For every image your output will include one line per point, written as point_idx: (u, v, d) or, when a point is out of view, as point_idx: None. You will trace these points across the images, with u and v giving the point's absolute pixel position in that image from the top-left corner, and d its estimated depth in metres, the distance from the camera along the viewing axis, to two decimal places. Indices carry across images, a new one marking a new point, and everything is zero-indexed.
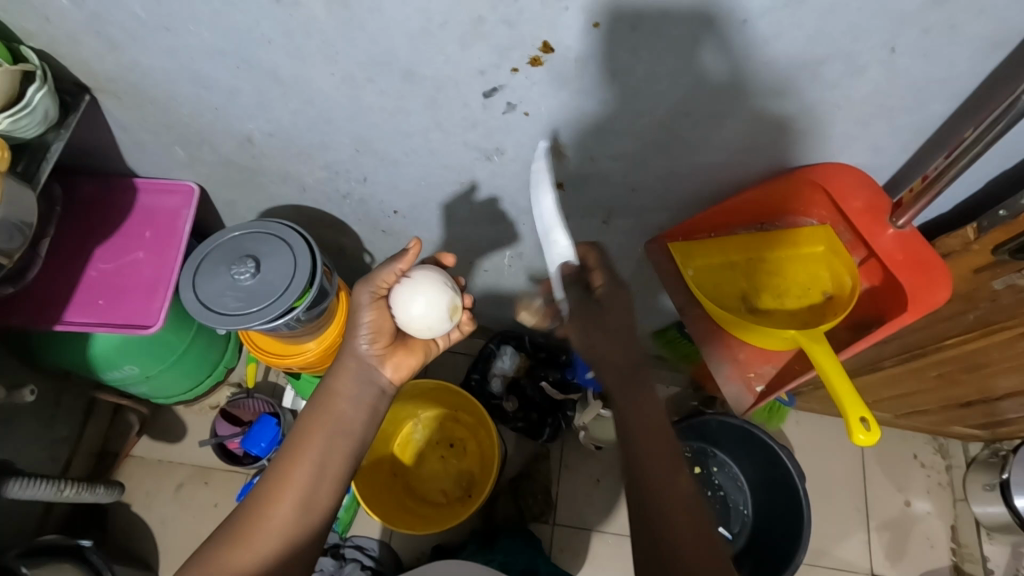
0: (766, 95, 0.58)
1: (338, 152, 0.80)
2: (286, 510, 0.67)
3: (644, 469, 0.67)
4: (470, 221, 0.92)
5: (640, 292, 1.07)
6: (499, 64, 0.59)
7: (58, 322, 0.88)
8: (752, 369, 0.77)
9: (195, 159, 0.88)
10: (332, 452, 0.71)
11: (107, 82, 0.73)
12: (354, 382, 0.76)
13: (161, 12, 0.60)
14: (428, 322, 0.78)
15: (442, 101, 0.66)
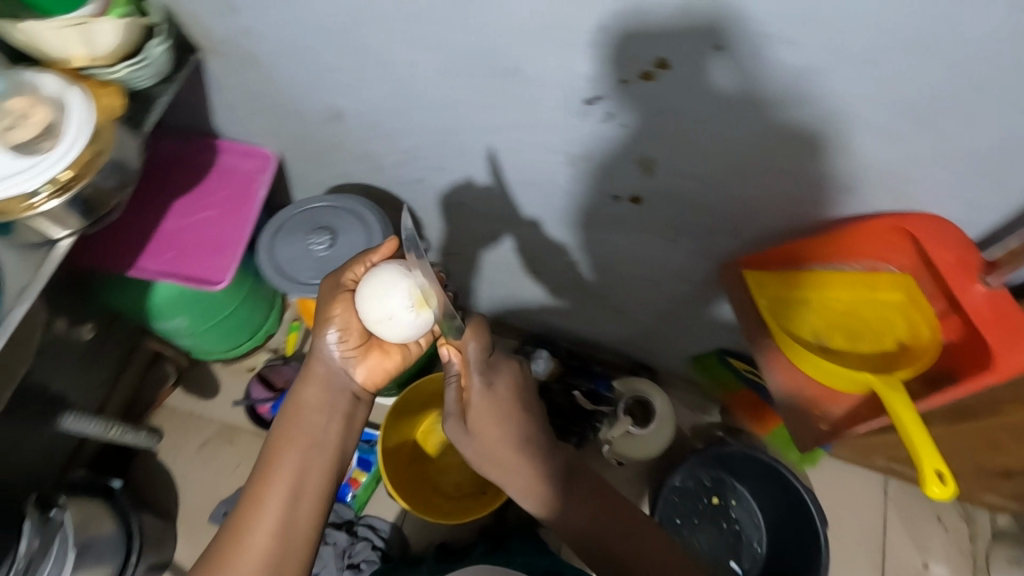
0: (782, 106, 0.57)
1: (422, 139, 0.82)
2: (266, 529, 0.67)
3: (599, 531, 0.76)
4: (534, 222, 0.92)
5: (687, 315, 1.07)
6: (595, 74, 0.61)
7: (130, 268, 0.90)
8: (820, 410, 0.78)
9: (279, 128, 0.90)
10: (308, 467, 0.72)
11: (216, 44, 0.75)
12: (324, 393, 0.76)
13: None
14: (387, 314, 0.70)
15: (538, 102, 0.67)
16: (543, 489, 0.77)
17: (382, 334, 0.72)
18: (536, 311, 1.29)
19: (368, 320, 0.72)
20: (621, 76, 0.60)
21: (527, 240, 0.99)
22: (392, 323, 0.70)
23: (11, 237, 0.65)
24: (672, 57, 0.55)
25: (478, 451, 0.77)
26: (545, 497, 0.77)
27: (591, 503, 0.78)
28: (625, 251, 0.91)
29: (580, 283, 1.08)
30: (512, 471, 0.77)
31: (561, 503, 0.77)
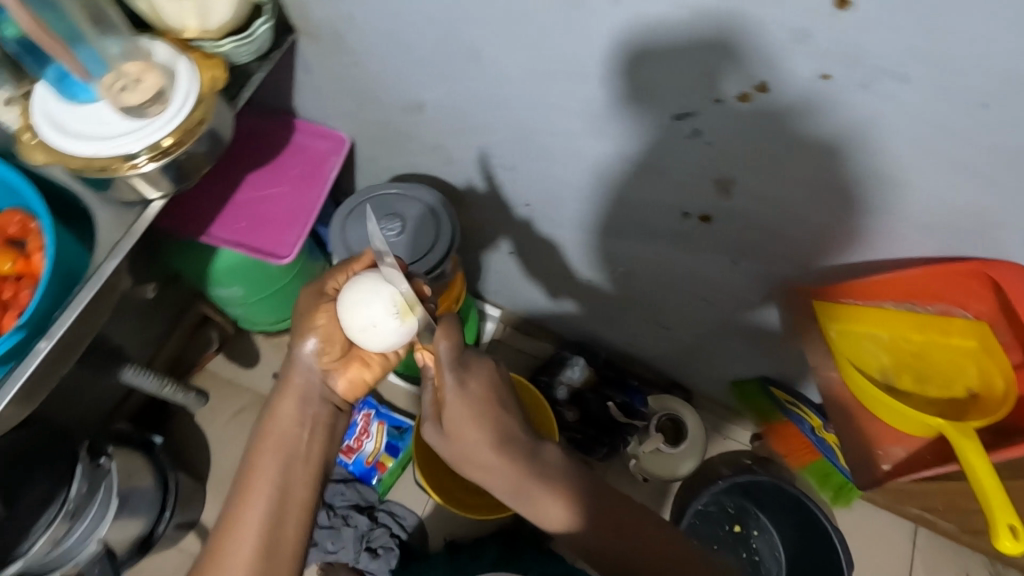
0: (802, 117, 0.58)
1: (498, 137, 0.83)
2: (250, 541, 0.68)
3: (602, 542, 0.74)
4: (597, 229, 0.92)
5: (735, 338, 1.06)
6: (610, 96, 0.67)
7: (203, 234, 0.94)
8: (882, 447, 0.79)
9: (357, 113, 0.93)
10: (289, 477, 0.72)
11: (313, 27, 0.78)
12: (301, 406, 0.77)
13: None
14: (371, 322, 0.68)
15: (609, 112, 0.69)
16: (533, 489, 0.75)
17: (366, 344, 0.70)
18: (579, 318, 1.30)
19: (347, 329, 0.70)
20: (720, 97, 0.60)
21: (583, 246, 1.00)
22: (376, 331, 0.68)
23: (108, 191, 0.67)
24: (692, 72, 0.58)
25: (456, 447, 0.76)
26: (531, 498, 0.75)
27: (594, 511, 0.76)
28: (683, 267, 0.91)
29: (631, 294, 1.08)
30: (494, 470, 0.75)
31: (554, 507, 0.75)
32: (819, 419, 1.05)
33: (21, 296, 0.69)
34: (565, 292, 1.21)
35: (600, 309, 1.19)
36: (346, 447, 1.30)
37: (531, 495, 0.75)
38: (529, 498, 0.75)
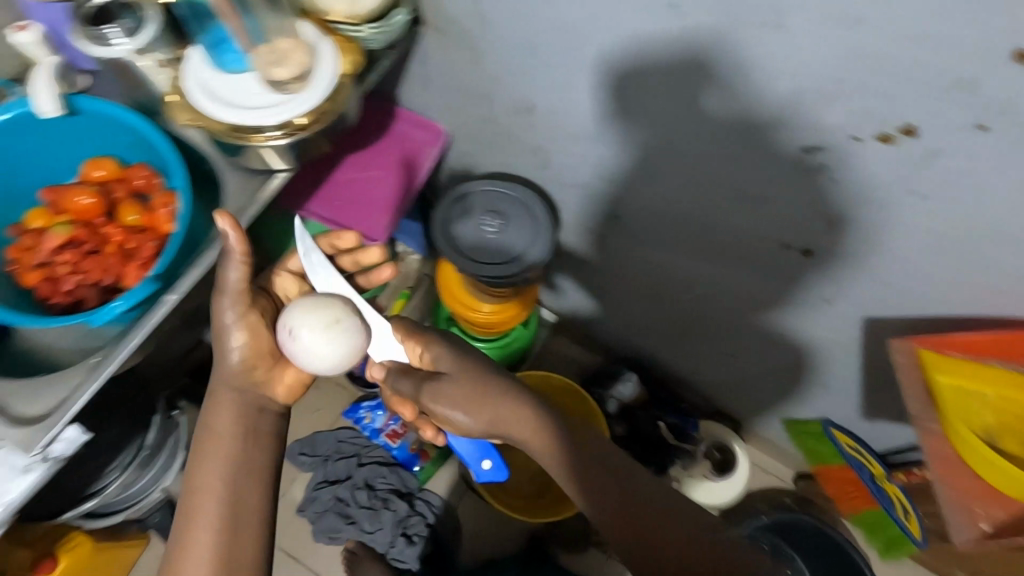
0: (775, 129, 0.65)
1: (605, 148, 0.84)
2: (209, 543, 0.67)
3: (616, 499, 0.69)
4: (685, 251, 0.92)
5: (802, 376, 1.05)
6: (646, 117, 0.74)
7: (302, 209, 0.97)
8: (984, 510, 0.75)
9: (463, 108, 0.94)
10: (235, 494, 0.70)
11: (443, 22, 0.80)
12: (236, 423, 0.73)
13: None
14: (331, 318, 0.73)
15: (688, 131, 0.71)
16: (540, 438, 0.71)
17: (321, 347, 0.71)
18: (635, 337, 1.30)
19: (295, 340, 0.71)
20: (765, 121, 0.64)
21: (661, 267, 1.00)
22: (342, 328, 0.73)
23: (241, 160, 0.70)
24: (678, 91, 0.67)
25: (466, 417, 0.72)
26: (548, 449, 0.71)
27: (593, 459, 0.71)
28: (766, 298, 0.91)
29: (700, 319, 1.07)
30: (510, 426, 0.72)
31: (565, 454, 0.71)
32: (883, 468, 1.03)
33: (145, 250, 0.72)
34: (615, 308, 1.23)
35: (662, 329, 1.19)
36: (393, 430, 1.34)
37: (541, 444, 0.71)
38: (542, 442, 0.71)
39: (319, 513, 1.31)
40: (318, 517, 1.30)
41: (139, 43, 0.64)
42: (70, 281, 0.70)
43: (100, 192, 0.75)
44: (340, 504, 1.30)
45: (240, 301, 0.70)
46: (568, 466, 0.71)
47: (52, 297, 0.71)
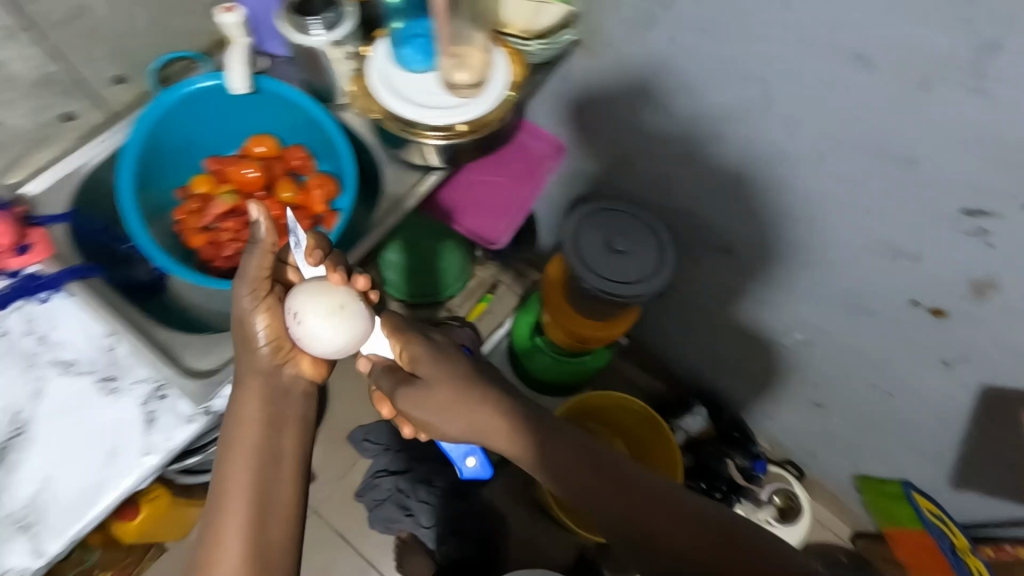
0: (896, 175, 0.68)
1: (739, 184, 0.86)
2: (239, 544, 0.53)
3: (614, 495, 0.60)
4: (801, 292, 0.93)
5: (892, 434, 1.04)
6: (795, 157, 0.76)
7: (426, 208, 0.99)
8: None
9: (593, 128, 0.97)
10: (265, 487, 0.56)
11: (600, 45, 0.83)
12: (263, 402, 0.59)
13: (734, 15, 0.68)
14: (337, 302, 0.58)
15: (841, 175, 0.73)
16: (530, 439, 0.61)
17: (341, 333, 0.58)
18: (712, 372, 1.30)
19: (309, 328, 0.57)
20: (894, 167, 0.68)
21: (766, 304, 1.01)
22: (349, 314, 0.58)
23: (403, 154, 0.74)
24: (838, 135, 0.69)
25: (447, 423, 0.60)
26: (538, 458, 0.61)
27: (591, 459, 0.61)
28: (876, 350, 0.91)
29: (794, 362, 1.08)
30: (498, 433, 0.61)
31: (563, 456, 0.61)
32: (967, 541, 1.00)
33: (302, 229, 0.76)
34: (700, 340, 1.24)
35: (746, 367, 1.19)
36: None
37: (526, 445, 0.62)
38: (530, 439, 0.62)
39: (377, 501, 1.32)
40: (377, 505, 1.32)
41: (337, 36, 0.68)
42: (229, 249, 0.75)
43: (263, 166, 0.79)
44: (399, 494, 1.32)
45: (254, 282, 0.58)
46: (560, 467, 0.62)
47: (213, 260, 0.75)
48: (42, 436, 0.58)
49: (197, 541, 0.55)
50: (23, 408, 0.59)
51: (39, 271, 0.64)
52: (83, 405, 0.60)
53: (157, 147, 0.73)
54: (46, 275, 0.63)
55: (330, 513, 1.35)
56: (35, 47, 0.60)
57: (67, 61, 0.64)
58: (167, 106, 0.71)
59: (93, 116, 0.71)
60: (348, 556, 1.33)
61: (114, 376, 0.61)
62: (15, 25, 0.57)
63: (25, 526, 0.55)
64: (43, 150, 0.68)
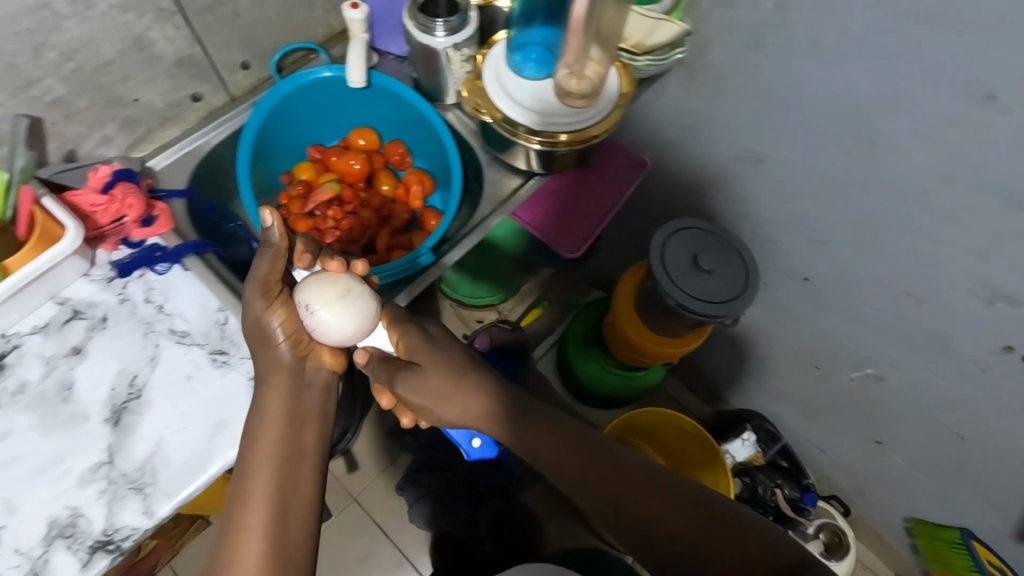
0: (1007, 217, 0.68)
1: (828, 212, 0.86)
2: (259, 542, 0.52)
3: (611, 485, 0.58)
4: (876, 326, 0.93)
5: (954, 480, 1.02)
6: (896, 190, 0.76)
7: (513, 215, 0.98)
8: None
9: (679, 146, 0.98)
10: (286, 485, 0.55)
11: (702, 65, 0.84)
12: (288, 397, 0.58)
13: (857, 45, 0.68)
14: (344, 287, 0.60)
15: (943, 211, 0.73)
16: (521, 429, 0.60)
17: (353, 317, 0.59)
18: (764, 400, 1.29)
19: (326, 318, 0.58)
20: (1006, 209, 0.67)
21: (837, 334, 1.01)
22: (350, 297, 0.59)
23: (504, 155, 0.76)
24: (948, 171, 0.69)
25: (445, 409, 0.61)
26: (528, 451, 0.60)
27: (581, 449, 0.60)
28: (953, 393, 0.90)
29: (857, 396, 1.07)
30: (494, 421, 0.61)
31: (553, 446, 0.59)
32: None
33: (401, 219, 0.81)
34: (757, 366, 1.23)
35: (803, 397, 1.19)
36: None
37: (516, 433, 0.61)
38: (521, 416, 0.61)
39: (417, 497, 1.28)
40: (417, 500, 1.28)
41: (456, 39, 0.70)
42: (331, 236, 0.76)
43: (366, 159, 0.81)
44: (438, 493, 1.27)
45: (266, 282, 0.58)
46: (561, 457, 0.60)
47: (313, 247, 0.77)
48: (157, 401, 0.60)
49: (214, 540, 0.53)
50: (139, 372, 0.61)
51: (162, 243, 0.66)
52: (195, 376, 0.62)
53: (269, 131, 0.76)
54: (169, 247, 0.66)
55: (370, 503, 1.31)
56: (184, 30, 0.63)
57: (206, 45, 0.67)
58: (286, 92, 0.74)
59: (217, 99, 0.73)
60: (387, 552, 1.28)
61: (223, 351, 0.63)
62: (171, 8, 0.60)
63: (138, 487, 0.57)
64: (169, 128, 0.71)
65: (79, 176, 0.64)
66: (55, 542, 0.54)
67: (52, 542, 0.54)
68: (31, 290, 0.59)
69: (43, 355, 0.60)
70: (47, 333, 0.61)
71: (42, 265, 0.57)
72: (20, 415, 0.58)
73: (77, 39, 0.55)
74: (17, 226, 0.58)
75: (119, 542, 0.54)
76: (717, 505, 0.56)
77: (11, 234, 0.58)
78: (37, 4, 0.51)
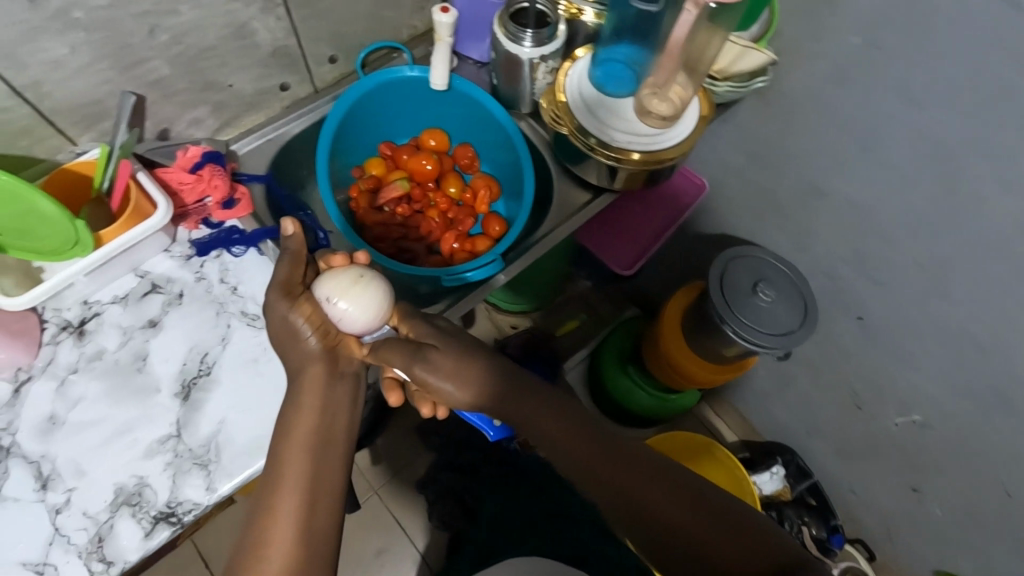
0: None
1: (894, 253, 0.84)
2: (289, 532, 0.51)
3: (609, 470, 0.57)
4: (931, 372, 0.91)
5: (997, 540, 0.99)
6: (973, 238, 0.74)
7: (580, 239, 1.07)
8: None
9: (743, 173, 0.98)
10: (317, 475, 0.54)
11: (781, 96, 0.83)
12: (324, 389, 0.58)
13: (950, 90, 0.67)
14: (353, 279, 0.59)
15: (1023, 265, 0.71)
16: (527, 406, 0.60)
17: (371, 305, 0.59)
18: (799, 433, 1.27)
19: (345, 306, 0.58)
20: None
21: (887, 377, 0.99)
22: (346, 294, 0.58)
23: (576, 167, 0.76)
24: None
25: (460, 392, 0.60)
26: (528, 427, 0.60)
27: (586, 433, 0.59)
28: (1007, 451, 0.87)
29: (901, 442, 1.05)
30: (506, 408, 0.61)
31: (557, 425, 0.59)
32: None
33: (466, 225, 0.81)
34: (797, 399, 1.22)
35: (842, 435, 1.17)
36: None
37: (519, 413, 0.60)
38: (523, 395, 0.61)
39: (436, 496, 1.27)
40: (435, 500, 1.26)
41: (541, 50, 0.70)
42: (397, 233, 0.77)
43: (437, 160, 0.82)
44: (456, 493, 1.26)
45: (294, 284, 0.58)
46: (561, 438, 0.59)
47: (382, 243, 0.78)
48: (225, 381, 0.61)
49: (243, 527, 0.52)
50: (209, 350, 0.62)
51: (240, 227, 0.67)
52: (261, 359, 0.63)
53: (347, 125, 0.77)
54: (247, 231, 0.67)
55: (391, 498, 1.30)
56: (284, 22, 0.64)
57: (301, 38, 0.68)
58: (367, 89, 0.75)
59: (302, 90, 0.75)
60: (403, 548, 1.26)
61: None
62: (275, 0, 0.62)
63: (202, 463, 0.58)
64: (255, 114, 0.72)
65: (169, 153, 0.65)
66: (121, 509, 0.55)
67: (118, 509, 0.55)
68: (116, 262, 0.61)
69: (120, 325, 0.62)
70: (126, 304, 0.63)
71: (131, 238, 0.59)
72: (95, 381, 0.59)
73: (187, 24, 0.57)
74: (111, 199, 0.60)
75: (181, 515, 0.55)
76: (723, 504, 0.55)
77: (105, 206, 0.60)
78: None
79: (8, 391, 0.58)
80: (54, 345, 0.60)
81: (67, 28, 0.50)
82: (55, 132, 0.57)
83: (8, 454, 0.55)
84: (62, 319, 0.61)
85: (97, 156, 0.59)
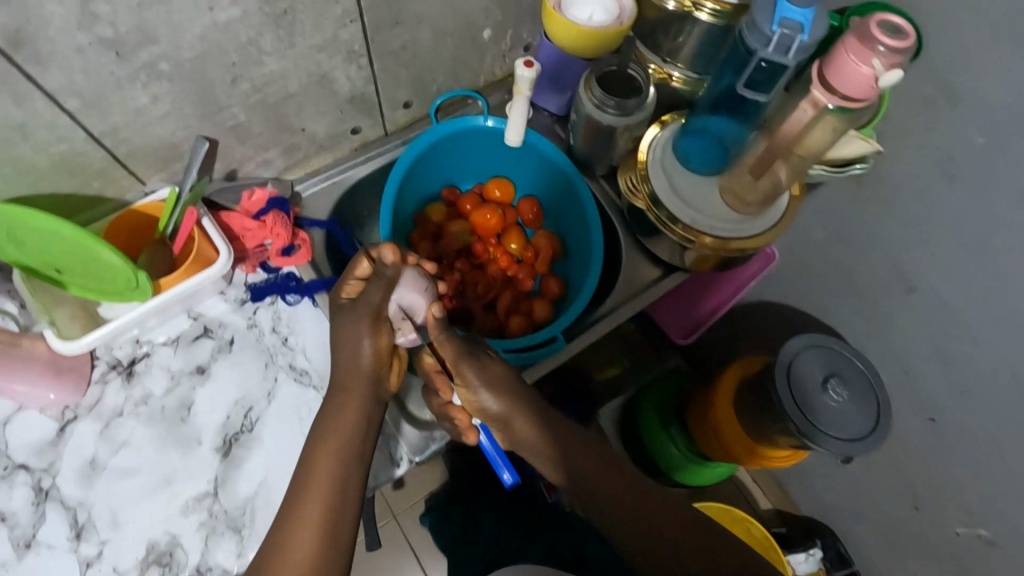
0: None
1: (984, 361, 0.77)
2: (310, 531, 0.49)
3: (633, 504, 0.57)
4: (1008, 490, 0.83)
5: None
6: None
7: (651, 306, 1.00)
8: None
9: (825, 249, 0.92)
10: (346, 479, 0.51)
11: (880, 179, 0.77)
12: (371, 399, 0.54)
13: None
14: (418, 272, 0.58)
15: None
16: (519, 422, 0.57)
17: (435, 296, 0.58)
18: (844, 519, 1.20)
19: (418, 302, 0.56)
20: None
21: (955, 482, 0.91)
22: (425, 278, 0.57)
23: (647, 242, 0.72)
24: None
25: (500, 402, 0.56)
26: (524, 441, 0.59)
27: (609, 465, 0.59)
28: None
29: (960, 554, 0.96)
30: (516, 417, 0.57)
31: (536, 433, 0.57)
32: None
33: (525, 286, 0.78)
34: (848, 483, 1.14)
35: (893, 532, 1.09)
36: None
37: (537, 438, 0.58)
38: (551, 414, 0.59)
39: None
40: None
41: (626, 121, 0.66)
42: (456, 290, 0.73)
43: (501, 213, 0.79)
44: None
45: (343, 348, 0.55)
46: (581, 472, 0.58)
47: None
48: (266, 439, 0.59)
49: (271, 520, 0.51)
50: (255, 405, 0.60)
51: (297, 274, 0.65)
52: (307, 419, 0.60)
53: (415, 170, 0.75)
54: (303, 280, 0.65)
55: None
56: (365, 70, 0.62)
57: (380, 85, 0.66)
58: (439, 136, 0.73)
59: (373, 133, 0.72)
60: None
61: None
62: (360, 51, 0.59)
63: (236, 528, 0.56)
64: (324, 155, 0.70)
65: (235, 195, 0.64)
66: (150, 568, 0.53)
67: (148, 567, 0.53)
68: (172, 305, 0.60)
69: (169, 370, 0.60)
70: (177, 346, 0.61)
71: (193, 286, 0.58)
72: (140, 427, 0.58)
73: (270, 74, 0.55)
74: (173, 243, 0.59)
75: None
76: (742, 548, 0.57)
77: (167, 250, 0.59)
78: (246, 42, 0.50)
79: (53, 430, 0.57)
80: (102, 384, 0.59)
81: (151, 79, 0.48)
82: (127, 173, 0.55)
83: (47, 498, 0.54)
84: (113, 358, 0.60)
85: (165, 198, 0.58)
